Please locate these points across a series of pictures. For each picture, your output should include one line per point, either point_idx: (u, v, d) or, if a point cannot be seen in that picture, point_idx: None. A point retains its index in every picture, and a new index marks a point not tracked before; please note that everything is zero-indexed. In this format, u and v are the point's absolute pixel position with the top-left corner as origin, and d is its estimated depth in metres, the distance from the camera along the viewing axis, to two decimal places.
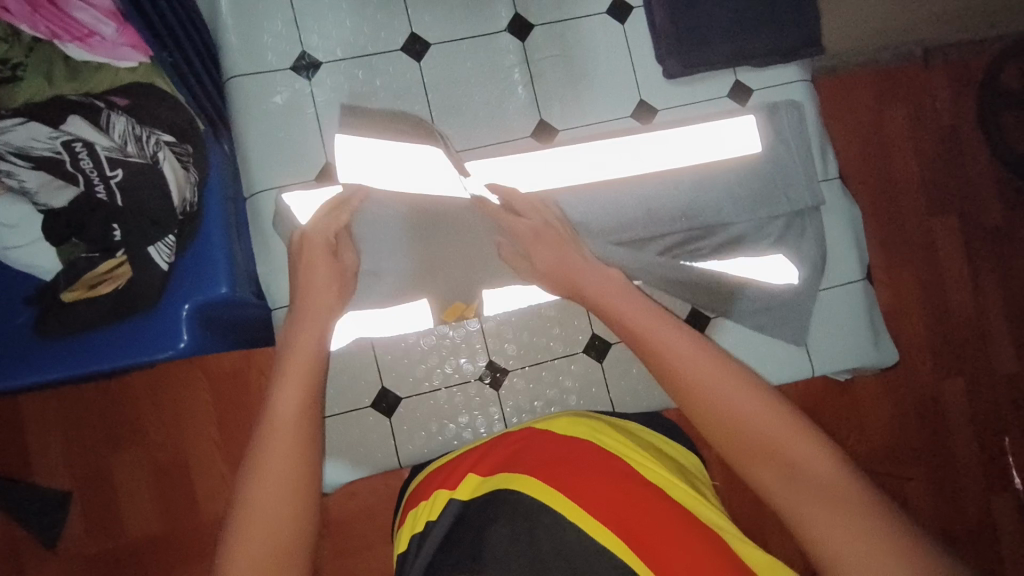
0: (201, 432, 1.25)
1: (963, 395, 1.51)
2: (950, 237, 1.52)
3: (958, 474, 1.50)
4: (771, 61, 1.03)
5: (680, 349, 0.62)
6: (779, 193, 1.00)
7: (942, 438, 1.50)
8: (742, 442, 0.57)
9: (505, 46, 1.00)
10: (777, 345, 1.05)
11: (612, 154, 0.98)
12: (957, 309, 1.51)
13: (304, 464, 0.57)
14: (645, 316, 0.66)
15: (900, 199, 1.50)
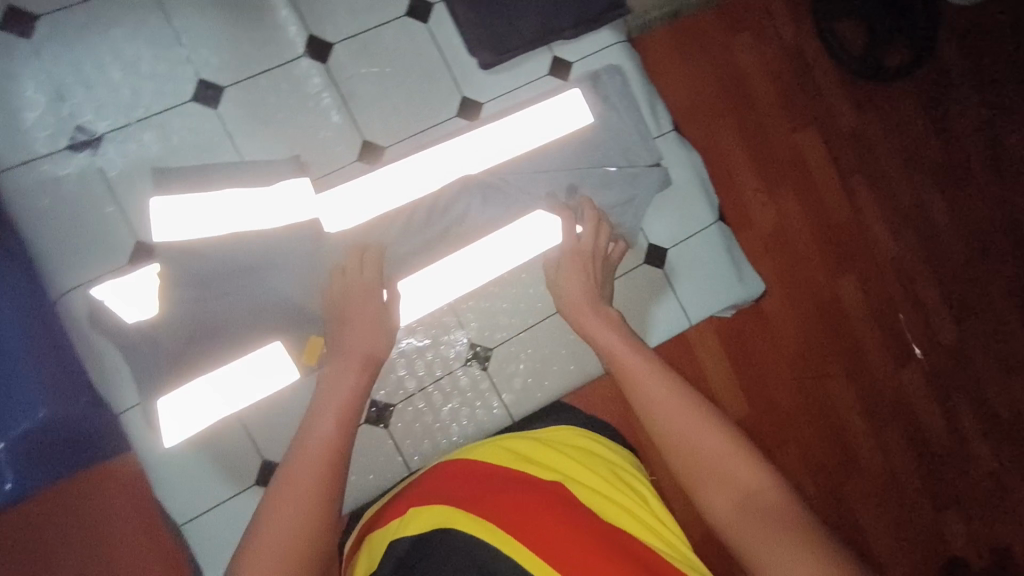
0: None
1: (861, 289, 1.49)
2: (818, 149, 1.49)
3: (871, 366, 1.48)
4: (583, 30, 1.01)
5: (643, 371, 0.71)
6: (614, 159, 1.02)
7: (852, 337, 1.47)
8: (689, 454, 0.64)
9: (305, 72, 0.93)
10: (655, 307, 1.06)
11: (446, 160, 0.96)
12: (836, 208, 1.49)
13: (331, 469, 0.62)
14: (622, 344, 0.76)
15: (764, 122, 1.45)
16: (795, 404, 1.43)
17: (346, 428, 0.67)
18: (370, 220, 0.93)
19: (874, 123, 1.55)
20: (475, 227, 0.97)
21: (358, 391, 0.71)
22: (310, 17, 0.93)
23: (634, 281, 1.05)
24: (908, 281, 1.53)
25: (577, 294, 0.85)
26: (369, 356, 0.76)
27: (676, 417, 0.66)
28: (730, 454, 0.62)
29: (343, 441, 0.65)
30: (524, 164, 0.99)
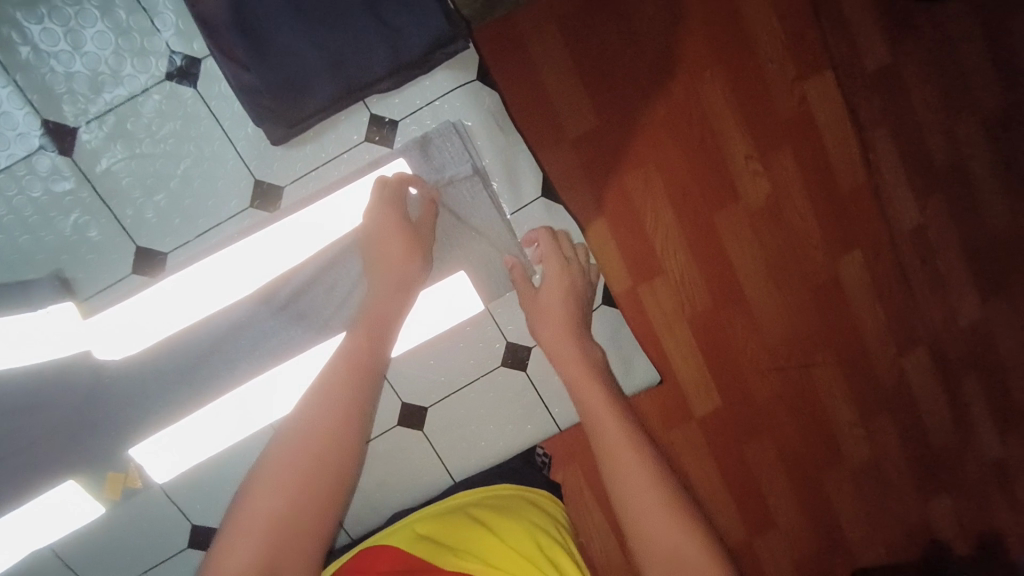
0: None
1: (868, 275, 1.07)
2: (832, 104, 1.02)
3: (871, 375, 1.09)
4: (403, 76, 0.77)
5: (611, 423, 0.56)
6: (461, 245, 0.81)
7: (851, 332, 1.07)
8: (635, 529, 0.50)
9: (49, 169, 0.76)
10: (519, 412, 0.89)
11: (246, 260, 0.79)
12: (847, 172, 1.04)
13: (347, 422, 0.53)
14: (600, 397, 0.59)
15: (759, 61, 1.00)
16: (768, 406, 1.06)
17: (362, 391, 0.56)
18: (159, 343, 0.79)
19: (910, 63, 1.05)
20: (295, 330, 0.81)
21: (373, 362, 0.59)
22: (42, 95, 0.74)
23: (494, 384, 0.88)
24: (929, 260, 1.09)
25: (554, 308, 0.71)
26: (385, 335, 0.63)
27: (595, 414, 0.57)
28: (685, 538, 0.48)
29: (356, 409, 0.54)
30: (346, 254, 0.79)
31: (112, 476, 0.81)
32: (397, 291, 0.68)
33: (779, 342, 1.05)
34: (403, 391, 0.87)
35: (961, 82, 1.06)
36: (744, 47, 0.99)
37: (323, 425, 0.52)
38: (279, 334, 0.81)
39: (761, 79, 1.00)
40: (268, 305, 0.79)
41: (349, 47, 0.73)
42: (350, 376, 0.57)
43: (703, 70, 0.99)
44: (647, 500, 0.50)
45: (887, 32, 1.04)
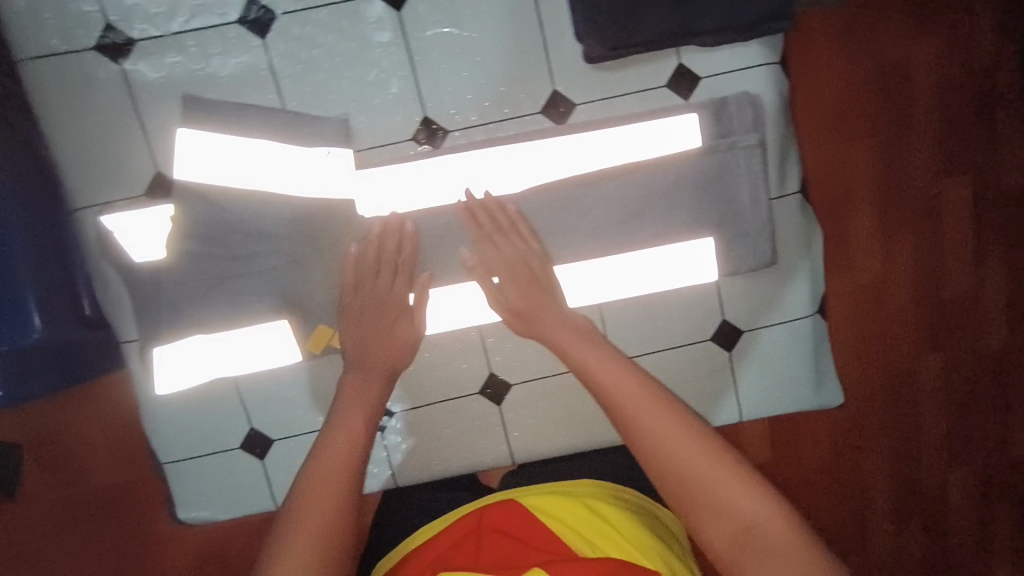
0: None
1: (941, 383, 1.07)
2: (964, 204, 1.03)
3: (915, 480, 1.08)
4: (727, 38, 0.79)
5: (669, 430, 0.62)
6: (715, 216, 0.84)
7: (912, 434, 1.07)
8: (723, 526, 0.60)
9: (374, 17, 0.77)
10: (704, 388, 0.91)
11: (529, 161, 0.82)
12: (953, 277, 1.04)
13: (350, 456, 0.65)
14: (643, 393, 0.65)
15: (910, 144, 1.00)
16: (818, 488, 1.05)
17: (360, 433, 0.67)
18: (421, 210, 0.81)
19: None
20: (585, 225, 0.83)
21: (363, 427, 0.68)
22: None
23: (690, 356, 0.90)
24: (1001, 383, 1.08)
25: (527, 289, 0.77)
26: (379, 403, 0.72)
27: (654, 422, 0.63)
28: (776, 517, 0.59)
29: (361, 447, 0.67)
30: (617, 186, 0.83)
31: (321, 329, 0.82)
32: (382, 368, 0.75)
33: (841, 427, 1.04)
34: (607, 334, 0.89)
35: None
36: (903, 127, 0.99)
37: (315, 477, 0.63)
38: (574, 227, 0.83)
39: (907, 164, 1.00)
40: (576, 188, 0.82)
41: None
42: (352, 438, 0.66)
43: (860, 138, 0.98)
44: (733, 497, 0.60)
45: None
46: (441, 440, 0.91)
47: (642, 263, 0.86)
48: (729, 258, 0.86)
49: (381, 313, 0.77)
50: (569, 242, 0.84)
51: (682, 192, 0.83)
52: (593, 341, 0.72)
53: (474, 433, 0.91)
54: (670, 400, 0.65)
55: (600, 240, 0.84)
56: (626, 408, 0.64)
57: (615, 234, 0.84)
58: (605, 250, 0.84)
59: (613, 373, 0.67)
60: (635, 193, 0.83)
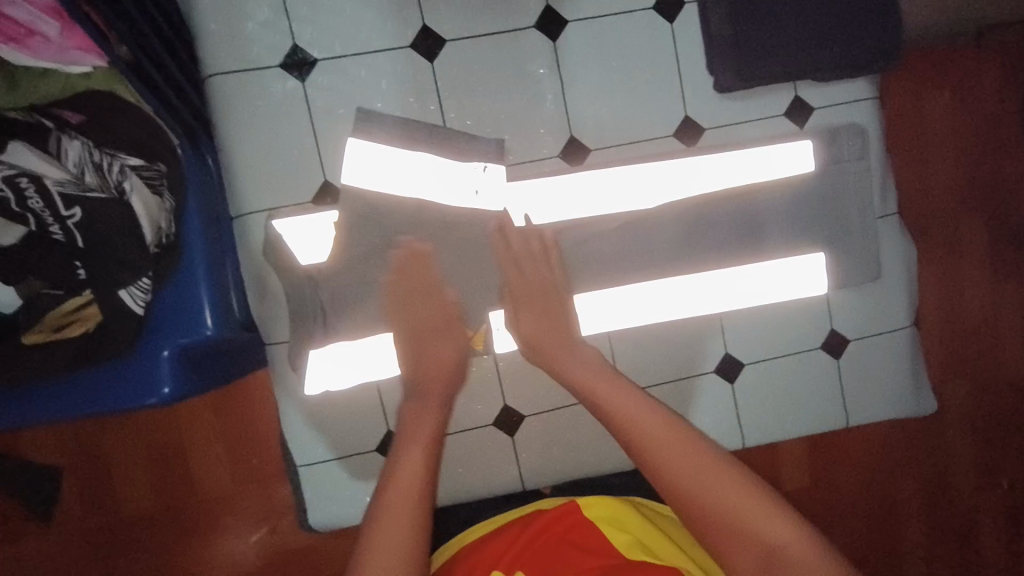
0: (210, 451, 1.15)
1: (966, 404, 1.29)
2: (979, 243, 1.28)
3: (948, 489, 1.29)
4: (840, 74, 0.89)
5: (690, 466, 0.67)
6: (827, 235, 0.92)
7: (943, 449, 1.29)
8: (750, 550, 0.64)
9: (531, 46, 0.85)
10: (814, 394, 0.96)
11: (661, 179, 0.89)
12: (974, 309, 1.28)
13: (416, 502, 0.67)
14: (655, 423, 0.70)
15: (935, 196, 1.27)
16: (864, 496, 1.27)
17: (424, 476, 0.69)
18: (560, 223, 0.88)
19: None
20: (710, 239, 0.89)
21: (429, 459, 0.71)
22: None
23: (801, 364, 0.96)
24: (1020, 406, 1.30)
25: (541, 321, 0.81)
26: (436, 430, 0.75)
27: (668, 453, 0.68)
28: (800, 538, 0.64)
29: (424, 484, 0.69)
30: (737, 204, 0.90)
31: (461, 330, 0.86)
32: (440, 386, 0.79)
33: (883, 443, 1.26)
34: (726, 342, 0.94)
35: None
36: (925, 185, 1.27)
37: (413, 527, 0.65)
38: (698, 241, 0.89)
39: (930, 213, 1.27)
40: (703, 206, 0.89)
41: (825, 31, 0.86)
42: (418, 470, 0.69)
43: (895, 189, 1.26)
44: (756, 520, 0.64)
45: None
46: (564, 446, 0.92)
47: (760, 276, 0.92)
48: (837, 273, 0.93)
49: (424, 339, 0.81)
50: (694, 257, 0.90)
51: (797, 213, 0.91)
52: (616, 376, 0.77)
53: (598, 439, 0.92)
54: (679, 429, 0.70)
55: (722, 254, 0.90)
56: (643, 435, 0.70)
57: (737, 248, 0.90)
58: (724, 263, 0.91)
59: (626, 404, 0.73)
60: (749, 211, 0.90)
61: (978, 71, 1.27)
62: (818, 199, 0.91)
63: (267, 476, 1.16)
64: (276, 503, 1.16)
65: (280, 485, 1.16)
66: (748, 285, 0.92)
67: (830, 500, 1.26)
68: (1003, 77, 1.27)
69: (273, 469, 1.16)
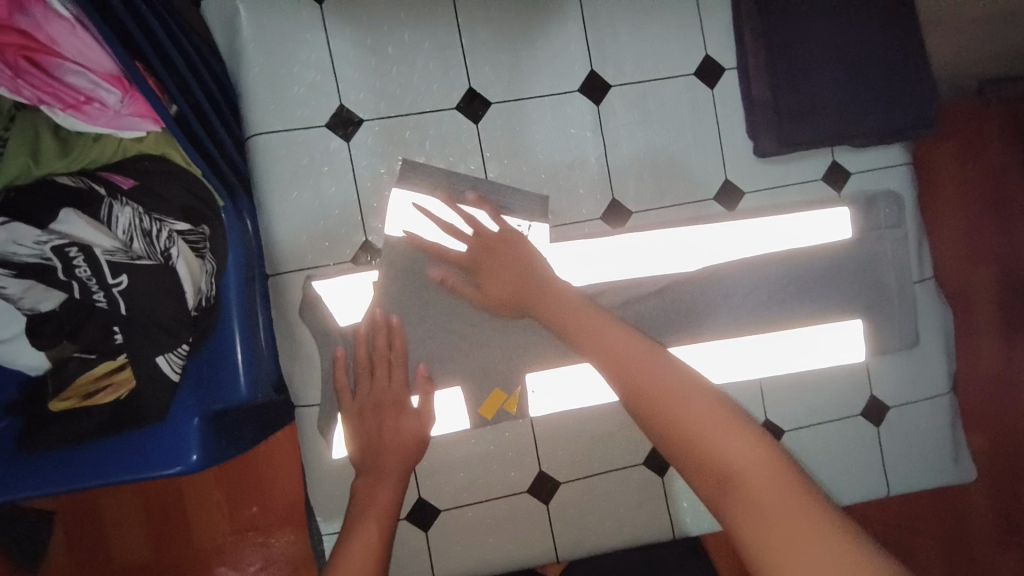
0: (208, 497, 1.10)
1: (987, 463, 1.27)
2: (994, 296, 1.29)
3: (971, 553, 1.25)
4: (877, 141, 0.90)
5: (739, 453, 0.49)
6: (869, 299, 0.90)
7: (964, 510, 1.26)
8: (702, 468, 0.50)
9: (576, 109, 0.86)
10: (853, 458, 0.94)
11: (700, 243, 0.88)
12: (986, 363, 1.28)
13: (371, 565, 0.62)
14: (689, 392, 0.53)
15: (941, 249, 1.29)
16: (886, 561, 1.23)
17: (377, 536, 0.65)
18: (603, 284, 0.85)
19: None
20: (753, 301, 0.87)
21: (381, 546, 0.65)
22: (597, 52, 0.86)
23: (840, 428, 0.94)
24: None
25: (500, 272, 0.74)
26: (393, 504, 0.70)
27: (705, 433, 0.50)
28: (764, 457, 0.48)
29: (380, 547, 0.64)
30: (779, 266, 0.88)
31: (496, 393, 0.83)
32: (394, 464, 0.73)
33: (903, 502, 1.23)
34: (766, 406, 0.92)
35: None
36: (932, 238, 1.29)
37: None
38: (741, 303, 0.87)
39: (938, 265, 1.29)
40: (742, 268, 0.87)
41: (867, 95, 0.85)
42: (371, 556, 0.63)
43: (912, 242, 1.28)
44: (711, 433, 0.50)
45: None
46: (598, 514, 0.89)
47: (798, 339, 0.90)
48: (878, 337, 0.91)
49: (380, 414, 0.76)
50: (735, 321, 0.87)
51: (839, 275, 0.89)
52: (635, 333, 0.61)
53: (632, 505, 0.89)
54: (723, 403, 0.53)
55: (760, 317, 0.88)
56: (670, 403, 0.53)
57: (779, 306, 0.88)
58: (764, 324, 0.88)
59: (652, 365, 0.56)
60: (788, 272, 0.88)
61: (986, 128, 1.30)
62: (859, 260, 0.90)
63: (266, 525, 1.11)
64: (274, 552, 1.11)
65: (280, 533, 1.11)
66: (785, 346, 0.90)
67: None
68: (1013, 138, 1.30)
69: (274, 518, 1.11)
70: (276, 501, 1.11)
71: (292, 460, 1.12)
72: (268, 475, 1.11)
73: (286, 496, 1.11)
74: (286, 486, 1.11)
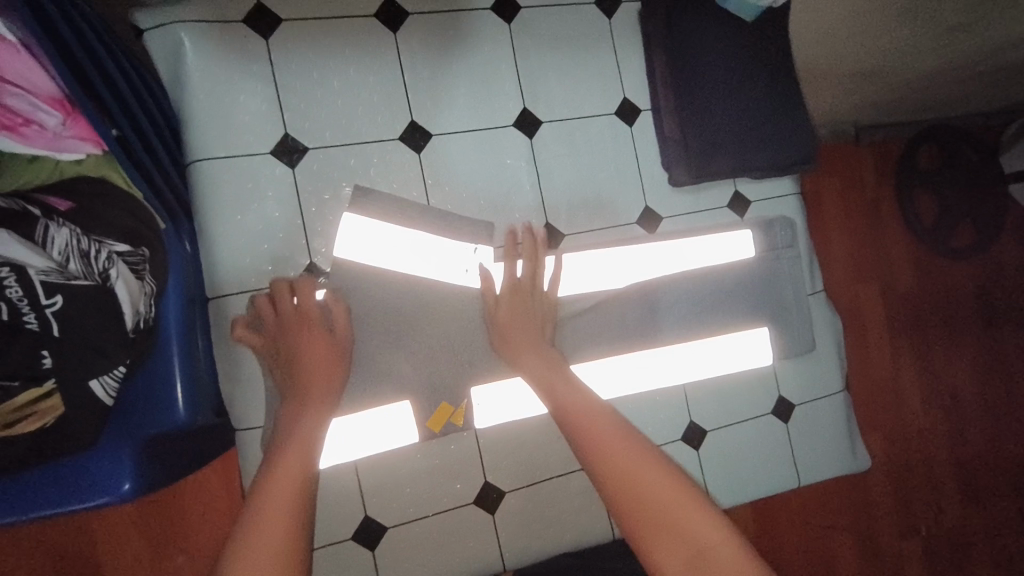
0: (126, 549, 1.02)
1: (883, 458, 1.43)
2: (878, 309, 1.48)
3: (878, 542, 1.39)
4: (767, 175, 1.03)
5: (700, 525, 0.57)
6: (772, 311, 1.02)
7: (867, 502, 1.39)
8: (675, 551, 0.56)
9: (512, 141, 0.94)
10: (770, 456, 1.04)
11: (629, 262, 0.96)
12: (879, 370, 1.46)
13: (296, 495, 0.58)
14: (652, 470, 0.60)
15: (835, 266, 1.47)
16: (805, 558, 1.33)
17: (304, 459, 0.62)
18: None
19: (928, 297, 1.53)
20: (677, 313, 0.97)
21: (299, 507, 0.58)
22: (528, 91, 0.95)
23: (755, 427, 1.04)
24: (928, 455, 1.46)
25: (505, 305, 0.82)
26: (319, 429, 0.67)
27: (670, 508, 0.57)
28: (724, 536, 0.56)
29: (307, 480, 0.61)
30: (696, 283, 0.98)
31: (444, 406, 0.86)
32: (318, 387, 0.70)
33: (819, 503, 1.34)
34: (691, 410, 1.01)
35: (948, 330, 1.54)
36: (826, 258, 1.46)
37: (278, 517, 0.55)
38: (666, 315, 0.96)
39: (834, 280, 1.46)
40: (665, 284, 0.97)
41: (761, 134, 0.99)
42: (288, 514, 0.56)
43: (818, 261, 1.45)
44: (685, 517, 0.57)
45: (916, 270, 1.52)
46: (544, 521, 0.92)
47: (716, 347, 1.00)
48: (781, 343, 1.03)
49: (295, 332, 0.73)
50: (660, 331, 0.96)
51: (748, 289, 1.01)
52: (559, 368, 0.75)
53: (575, 510, 0.94)
54: (680, 476, 0.61)
55: (682, 326, 0.97)
56: (637, 482, 0.59)
57: (699, 317, 0.98)
58: (685, 334, 0.97)
59: (615, 440, 0.63)
60: (701, 290, 0.98)
61: (861, 166, 1.50)
62: (762, 276, 1.02)
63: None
64: None
65: None
66: (704, 356, 0.99)
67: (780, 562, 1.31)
68: (883, 172, 1.51)
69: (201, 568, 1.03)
70: (203, 549, 1.04)
71: (226, 504, 1.05)
72: (195, 521, 1.04)
73: (214, 544, 1.04)
74: (217, 531, 1.04)
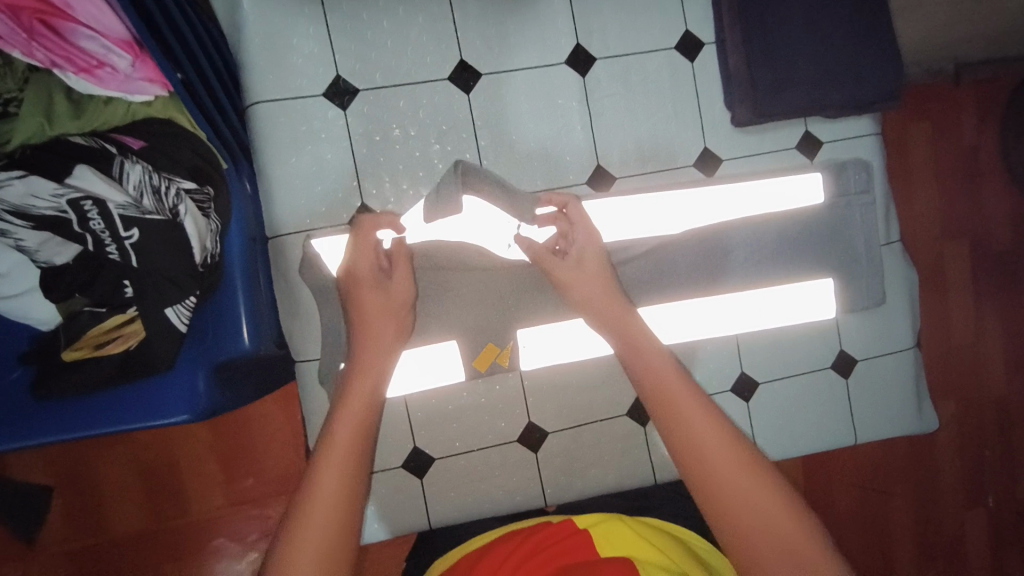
0: (202, 470, 1.14)
1: (953, 423, 1.35)
2: (964, 266, 1.35)
3: (939, 507, 1.32)
4: (845, 112, 0.94)
5: (789, 532, 0.49)
6: (839, 261, 0.95)
7: (931, 467, 1.32)
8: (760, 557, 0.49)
9: (564, 79, 0.90)
10: (825, 412, 1.00)
11: (683, 206, 0.92)
12: (959, 332, 1.35)
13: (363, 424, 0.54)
14: (740, 461, 0.52)
15: (917, 218, 1.34)
16: (855, 517, 1.29)
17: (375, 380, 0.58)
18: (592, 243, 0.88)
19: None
20: (734, 258, 0.91)
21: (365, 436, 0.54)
22: (583, 26, 0.90)
23: (811, 381, 1.00)
24: (1006, 423, 1.36)
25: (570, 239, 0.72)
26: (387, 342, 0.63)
27: (756, 511, 0.50)
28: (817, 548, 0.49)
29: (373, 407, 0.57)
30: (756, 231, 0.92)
31: (490, 347, 0.87)
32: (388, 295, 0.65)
33: (875, 464, 1.29)
34: (743, 361, 0.98)
35: None
36: (907, 208, 1.34)
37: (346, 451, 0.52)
38: (721, 262, 0.91)
39: (914, 233, 1.34)
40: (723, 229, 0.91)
41: (842, 67, 0.89)
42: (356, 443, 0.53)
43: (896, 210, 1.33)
44: (772, 518, 0.50)
45: (1014, 224, 1.38)
46: (585, 461, 0.94)
47: (774, 298, 0.95)
48: (847, 296, 0.97)
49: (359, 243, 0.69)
50: (715, 279, 0.92)
51: (814, 238, 0.94)
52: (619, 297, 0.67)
53: (617, 453, 0.95)
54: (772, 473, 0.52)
55: (739, 274, 0.92)
56: (719, 476, 0.51)
57: (757, 268, 0.92)
58: (742, 283, 0.92)
59: (703, 428, 0.53)
60: (761, 240, 0.92)
61: (958, 107, 1.35)
62: (831, 224, 0.94)
63: (259, 497, 1.14)
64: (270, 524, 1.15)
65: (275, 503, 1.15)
66: (760, 308, 0.95)
67: (828, 519, 1.28)
68: (983, 113, 1.35)
69: (268, 489, 1.14)
70: (268, 473, 1.14)
71: (288, 436, 1.15)
72: (260, 447, 1.15)
73: (279, 467, 1.15)
74: (281, 457, 1.15)
